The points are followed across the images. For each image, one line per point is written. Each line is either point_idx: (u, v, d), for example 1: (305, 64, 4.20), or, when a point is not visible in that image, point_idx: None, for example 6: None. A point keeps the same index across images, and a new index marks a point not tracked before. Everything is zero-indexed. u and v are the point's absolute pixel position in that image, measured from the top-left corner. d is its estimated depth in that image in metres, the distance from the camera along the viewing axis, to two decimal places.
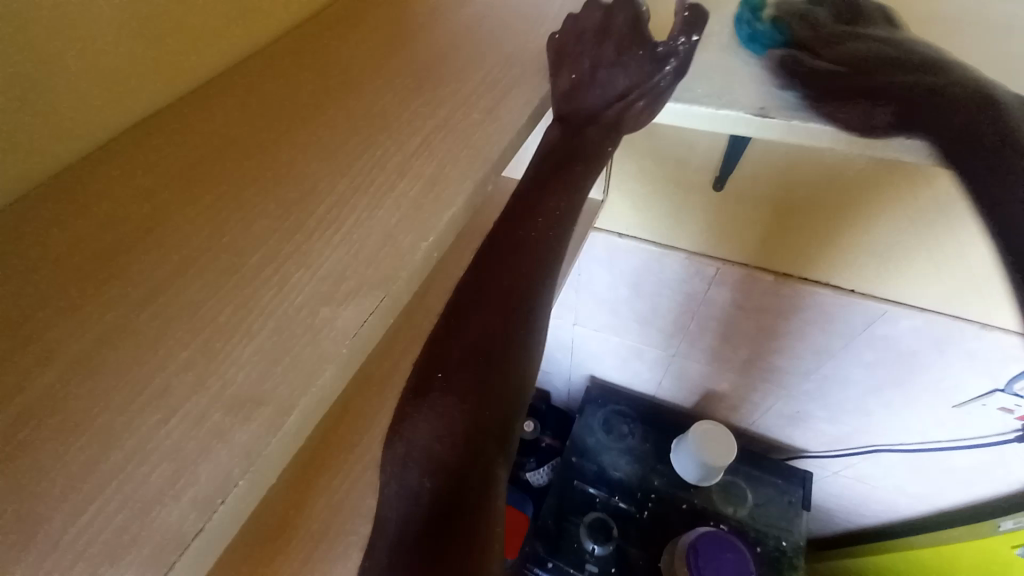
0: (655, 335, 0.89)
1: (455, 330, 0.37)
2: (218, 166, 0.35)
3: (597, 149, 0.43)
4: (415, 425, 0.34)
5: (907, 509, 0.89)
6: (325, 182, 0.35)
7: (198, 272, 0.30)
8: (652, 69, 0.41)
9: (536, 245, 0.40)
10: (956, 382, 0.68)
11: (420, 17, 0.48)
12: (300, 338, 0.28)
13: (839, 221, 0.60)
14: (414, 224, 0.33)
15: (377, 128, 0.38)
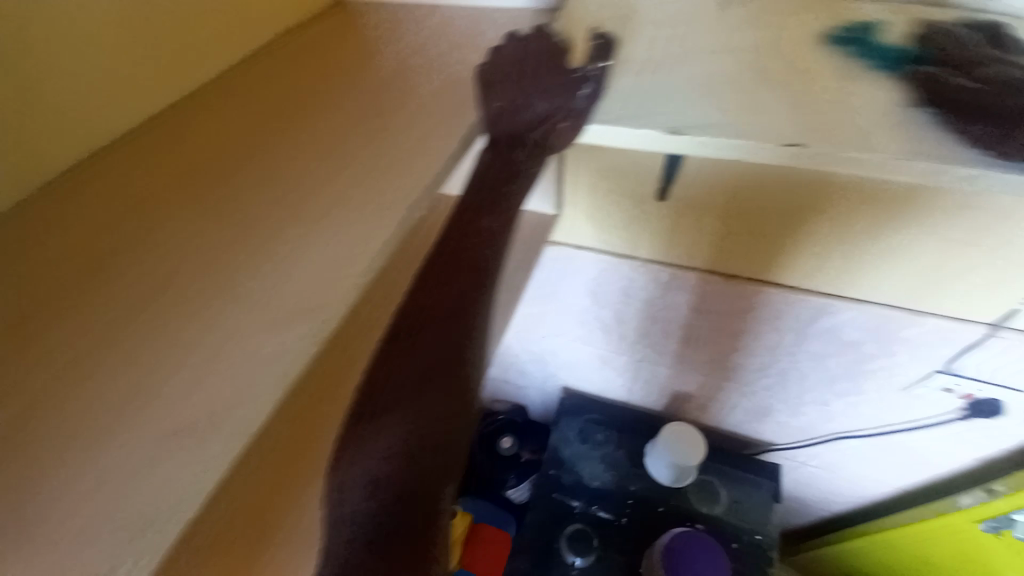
0: (621, 343, 0.87)
1: (392, 352, 0.37)
2: (220, 173, 0.43)
3: (523, 168, 0.43)
4: (358, 453, 0.34)
5: (871, 491, 1.00)
6: (335, 184, 0.40)
7: (200, 267, 0.37)
8: (571, 89, 0.40)
9: (484, 256, 0.42)
10: (893, 370, 0.69)
11: (382, 41, 0.53)
12: (241, 359, 0.32)
13: (784, 222, 0.57)
14: (345, 250, 0.36)
15: (380, 163, 0.40)
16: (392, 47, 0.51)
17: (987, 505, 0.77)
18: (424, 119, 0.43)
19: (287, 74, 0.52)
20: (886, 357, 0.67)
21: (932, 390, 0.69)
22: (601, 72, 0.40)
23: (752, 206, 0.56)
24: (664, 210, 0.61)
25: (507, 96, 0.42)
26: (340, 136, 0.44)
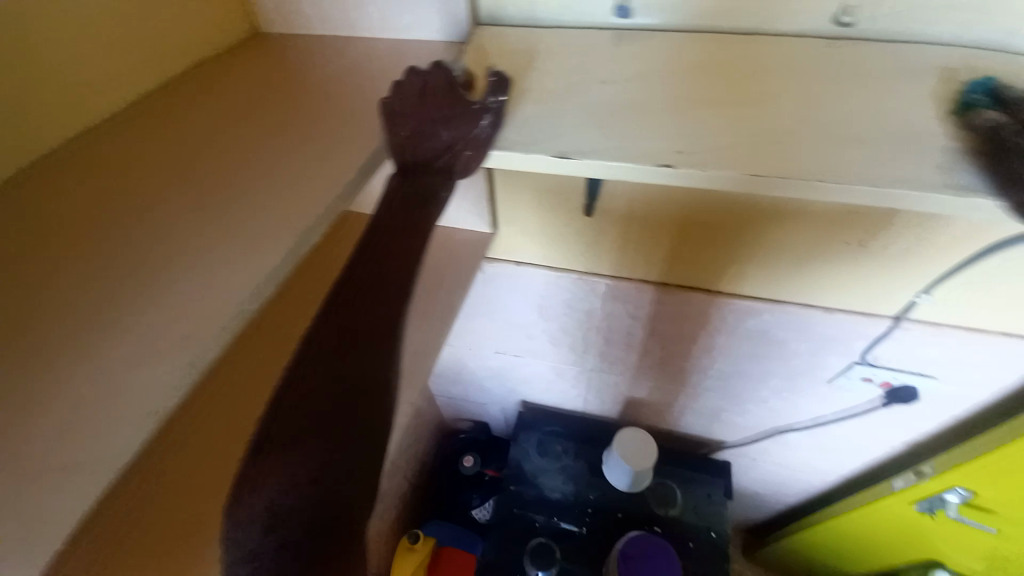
0: (569, 354, 0.89)
1: (299, 381, 0.36)
2: (124, 198, 0.41)
3: (434, 191, 0.44)
4: (259, 490, 0.33)
5: (818, 480, 1.04)
6: (241, 200, 0.39)
7: (99, 300, 0.35)
8: (472, 120, 0.42)
9: (394, 273, 0.42)
10: (821, 365, 0.73)
11: (308, 64, 0.53)
12: (133, 387, 0.31)
13: (705, 235, 0.60)
14: (244, 270, 0.35)
15: (284, 182, 0.40)
16: (314, 76, 0.51)
17: (919, 487, 0.81)
18: (337, 146, 0.42)
19: (196, 98, 0.50)
20: (809, 353, 0.72)
21: (854, 380, 0.74)
22: (498, 104, 0.41)
23: (674, 218, 0.59)
24: (596, 225, 0.64)
25: (410, 126, 0.43)
26: (237, 167, 0.42)
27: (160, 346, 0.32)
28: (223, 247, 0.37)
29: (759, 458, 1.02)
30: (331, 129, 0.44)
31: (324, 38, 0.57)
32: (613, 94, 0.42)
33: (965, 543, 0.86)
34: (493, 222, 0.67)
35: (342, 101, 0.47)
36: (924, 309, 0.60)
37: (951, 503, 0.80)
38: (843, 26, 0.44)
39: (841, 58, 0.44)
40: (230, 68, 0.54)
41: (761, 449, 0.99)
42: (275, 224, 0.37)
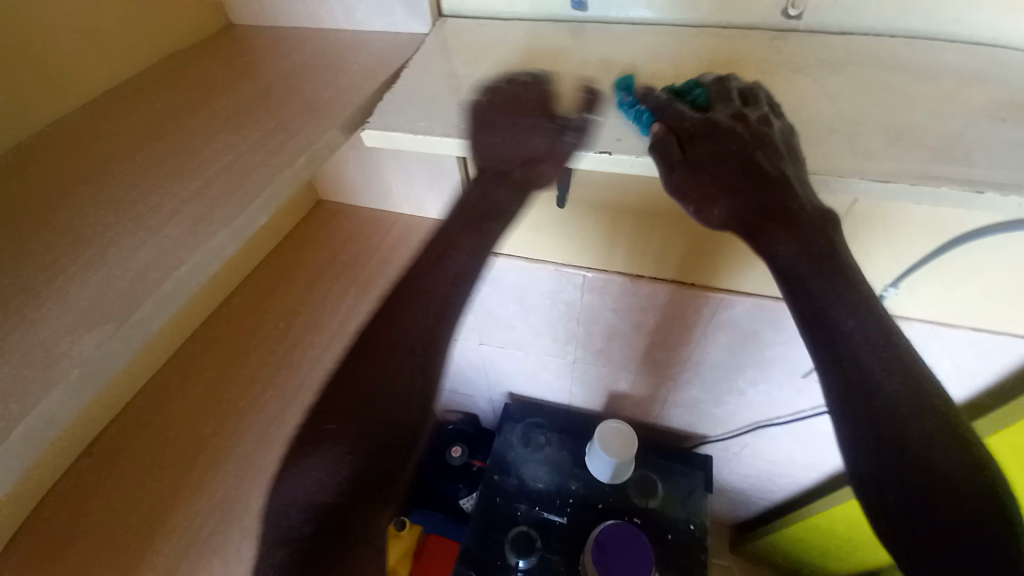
0: (551, 346, 0.89)
1: (336, 389, 0.51)
2: (84, 172, 0.42)
3: (505, 203, 0.51)
4: (309, 457, 0.49)
5: (802, 477, 1.03)
6: (200, 180, 0.41)
7: (48, 265, 0.36)
8: (555, 137, 0.41)
9: (435, 298, 0.51)
10: (797, 359, 0.74)
11: (281, 54, 0.55)
12: (71, 347, 0.32)
13: (678, 228, 0.61)
14: (194, 245, 0.37)
15: (244, 165, 0.42)
16: (282, 68, 0.52)
17: None
18: (301, 135, 0.44)
19: (169, 82, 0.52)
20: (783, 346, 0.72)
21: None
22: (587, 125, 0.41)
23: (646, 211, 0.59)
24: (571, 218, 0.64)
25: (503, 131, 0.43)
26: (196, 153, 0.43)
27: (103, 311, 0.33)
28: (184, 229, 0.38)
29: (742, 453, 1.02)
30: (295, 119, 0.46)
31: (298, 32, 0.59)
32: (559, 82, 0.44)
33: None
34: None
35: (307, 93, 0.49)
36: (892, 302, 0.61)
37: None
38: (790, 18, 0.48)
39: (780, 55, 0.47)
40: (203, 59, 0.56)
41: (744, 444, 0.99)
42: (238, 210, 0.38)
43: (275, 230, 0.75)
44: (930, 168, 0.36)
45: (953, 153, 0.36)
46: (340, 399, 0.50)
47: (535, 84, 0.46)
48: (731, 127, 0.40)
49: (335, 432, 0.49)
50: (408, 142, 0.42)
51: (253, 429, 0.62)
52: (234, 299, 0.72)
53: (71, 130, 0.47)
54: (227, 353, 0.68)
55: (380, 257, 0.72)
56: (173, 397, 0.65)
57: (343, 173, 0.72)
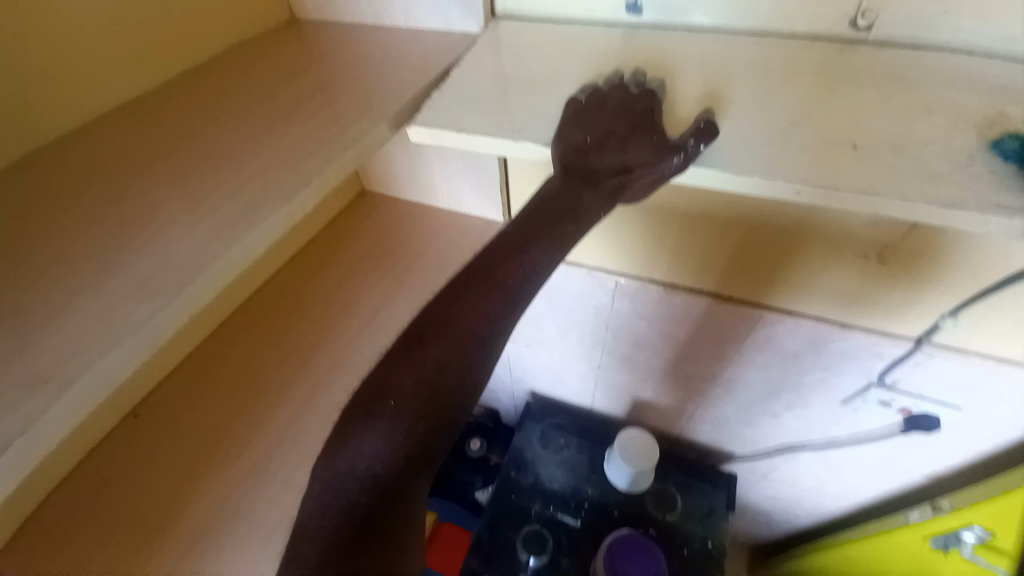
0: (578, 349, 0.89)
1: (407, 360, 0.37)
2: (150, 154, 0.45)
3: (592, 206, 0.42)
4: (362, 439, 0.36)
5: (831, 507, 0.99)
6: (252, 166, 0.43)
7: (112, 239, 0.38)
8: (659, 155, 0.40)
9: (513, 275, 0.41)
10: (836, 384, 0.70)
11: (336, 47, 0.57)
12: (124, 314, 0.34)
13: (719, 237, 0.59)
14: (238, 227, 0.39)
15: (293, 153, 0.44)
16: (337, 62, 0.54)
17: (934, 521, 0.76)
18: (351, 126, 0.45)
19: (230, 71, 0.54)
20: (823, 370, 0.69)
21: (870, 403, 0.71)
22: (700, 151, 0.39)
23: (687, 218, 0.58)
24: (607, 222, 0.63)
25: (592, 134, 0.42)
26: (251, 140, 0.45)
27: (155, 284, 0.36)
28: (238, 211, 0.40)
29: (769, 475, 0.99)
30: (346, 112, 0.47)
31: (355, 26, 0.60)
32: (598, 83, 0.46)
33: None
34: (506, 211, 0.68)
35: (358, 86, 0.50)
36: (948, 333, 0.57)
37: (967, 543, 0.74)
38: (858, 29, 0.46)
39: (844, 67, 0.45)
40: (262, 49, 0.58)
41: (771, 466, 0.96)
42: (287, 196, 0.40)
43: (319, 215, 0.78)
44: None
45: (989, 180, 0.35)
46: (406, 376, 0.37)
47: (646, 91, 0.44)
48: (798, 146, 0.39)
49: (397, 410, 0.36)
50: (452, 139, 0.44)
51: (281, 407, 0.65)
52: (275, 281, 0.76)
53: (139, 111, 0.50)
54: (265, 332, 0.71)
55: (417, 248, 0.73)
56: (207, 374, 0.68)
57: (386, 164, 0.73)
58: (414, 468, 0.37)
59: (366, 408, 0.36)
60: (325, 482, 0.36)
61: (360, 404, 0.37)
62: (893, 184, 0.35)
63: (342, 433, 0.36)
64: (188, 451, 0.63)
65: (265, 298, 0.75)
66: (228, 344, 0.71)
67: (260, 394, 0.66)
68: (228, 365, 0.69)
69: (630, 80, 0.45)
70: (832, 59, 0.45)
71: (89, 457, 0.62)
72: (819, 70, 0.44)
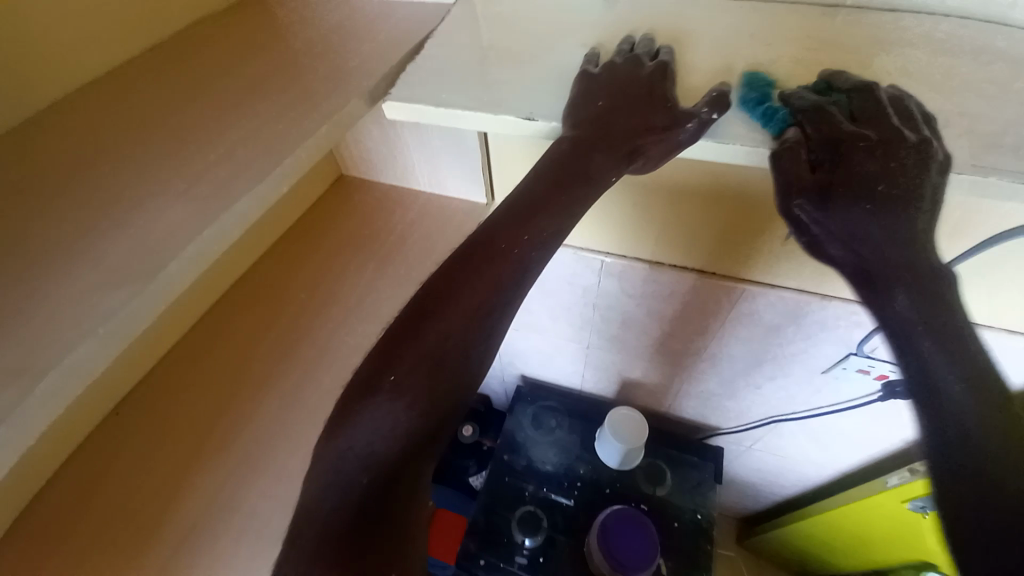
0: (566, 330, 0.89)
1: (408, 336, 0.36)
2: (119, 136, 0.43)
3: (605, 170, 0.40)
4: (366, 416, 0.35)
5: (814, 475, 1.02)
6: (226, 146, 0.41)
7: (81, 224, 0.37)
8: (674, 122, 0.39)
9: (521, 246, 0.39)
10: (818, 354, 0.72)
11: (307, 22, 0.55)
12: (93, 302, 0.33)
13: (702, 213, 0.59)
14: (211, 210, 0.37)
15: (268, 132, 0.42)
16: (308, 37, 0.52)
17: (913, 483, 0.79)
18: (326, 103, 0.44)
19: (197, 49, 0.52)
20: (805, 341, 0.70)
21: (850, 372, 0.72)
22: (715, 122, 0.39)
23: (671, 194, 0.58)
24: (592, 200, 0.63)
25: (607, 101, 0.41)
26: (223, 119, 0.44)
27: (127, 270, 0.34)
28: (211, 192, 0.38)
29: (754, 447, 1.01)
30: (320, 88, 0.46)
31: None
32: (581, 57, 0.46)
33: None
34: (490, 192, 0.67)
35: (332, 62, 0.49)
36: None
37: None
38: None
39: (819, 37, 0.45)
40: (230, 26, 0.56)
41: (756, 438, 0.98)
42: (261, 176, 0.39)
43: (299, 201, 0.76)
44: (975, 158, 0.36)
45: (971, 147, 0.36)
46: (409, 351, 0.36)
47: (660, 61, 0.43)
48: (794, 109, 0.39)
49: (400, 386, 0.35)
50: (432, 116, 0.43)
51: (269, 397, 0.64)
52: (256, 271, 0.74)
53: (102, 94, 0.47)
54: (249, 322, 0.70)
55: (400, 233, 0.72)
56: (192, 367, 0.67)
57: (364, 146, 0.71)
58: (423, 442, 0.36)
59: (368, 385, 0.35)
60: (329, 464, 0.34)
61: (362, 383, 0.36)
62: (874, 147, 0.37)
63: (346, 411, 0.35)
64: (177, 445, 0.61)
65: (247, 288, 0.73)
66: (212, 336, 0.69)
67: (247, 385, 0.65)
68: (215, 357, 0.67)
69: (642, 50, 0.45)
70: (808, 29, 0.46)
71: (75, 455, 0.61)
72: (796, 43, 0.45)
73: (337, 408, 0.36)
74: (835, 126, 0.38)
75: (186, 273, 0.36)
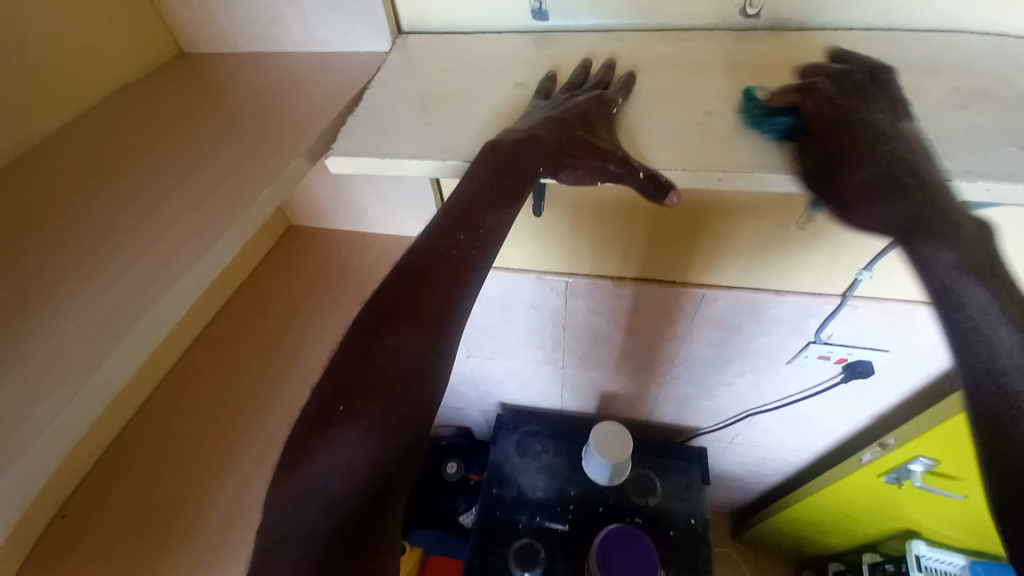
0: (539, 353, 0.89)
1: (359, 357, 0.34)
2: (49, 216, 0.40)
3: (529, 179, 0.40)
4: (322, 455, 0.32)
5: (795, 460, 1.05)
6: (166, 218, 0.40)
7: (13, 319, 0.34)
8: (599, 156, 0.39)
9: (458, 257, 0.38)
10: (780, 346, 0.75)
11: (240, 76, 0.54)
12: (29, 404, 0.31)
13: (655, 227, 0.60)
14: (151, 290, 0.36)
15: (211, 198, 0.41)
16: (243, 94, 0.51)
17: (885, 458, 0.82)
18: (267, 161, 0.43)
19: (127, 112, 0.50)
20: (766, 335, 0.73)
21: (812, 358, 0.75)
22: (634, 179, 0.38)
23: (625, 211, 0.59)
24: (549, 225, 0.63)
25: (536, 126, 0.42)
26: (161, 189, 0.42)
27: (65, 364, 0.32)
28: (148, 274, 0.37)
29: (735, 441, 1.03)
30: (259, 147, 0.45)
31: (258, 54, 0.57)
32: (523, 97, 0.47)
33: (944, 517, 0.86)
34: None
35: (270, 118, 0.48)
36: (866, 285, 0.62)
37: (916, 473, 0.80)
38: (749, 17, 0.50)
39: (734, 58, 0.48)
40: (161, 86, 0.54)
41: (736, 433, 1.00)
42: (202, 251, 0.38)
43: (248, 254, 0.73)
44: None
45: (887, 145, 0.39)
46: (359, 374, 0.34)
47: (604, 94, 0.45)
48: (710, 131, 0.42)
49: (351, 414, 0.33)
50: (378, 165, 0.43)
51: (238, 465, 0.60)
52: (209, 332, 0.70)
53: (27, 169, 0.44)
54: (207, 388, 0.65)
55: (359, 277, 0.70)
56: (149, 445, 0.62)
57: (311, 194, 0.70)
58: (388, 477, 0.32)
59: (320, 416, 0.33)
60: (287, 513, 0.31)
61: (314, 415, 0.33)
62: (783, 158, 0.39)
63: (298, 451, 0.32)
64: (141, 531, 0.56)
65: (200, 353, 0.69)
66: (170, 407, 0.65)
67: (212, 457, 0.60)
68: (173, 428, 0.63)
69: (595, 79, 0.47)
70: (723, 52, 0.49)
71: (25, 560, 0.55)
72: (716, 65, 0.48)
73: (291, 445, 0.32)
74: (828, 115, 0.41)
75: (127, 363, 0.34)
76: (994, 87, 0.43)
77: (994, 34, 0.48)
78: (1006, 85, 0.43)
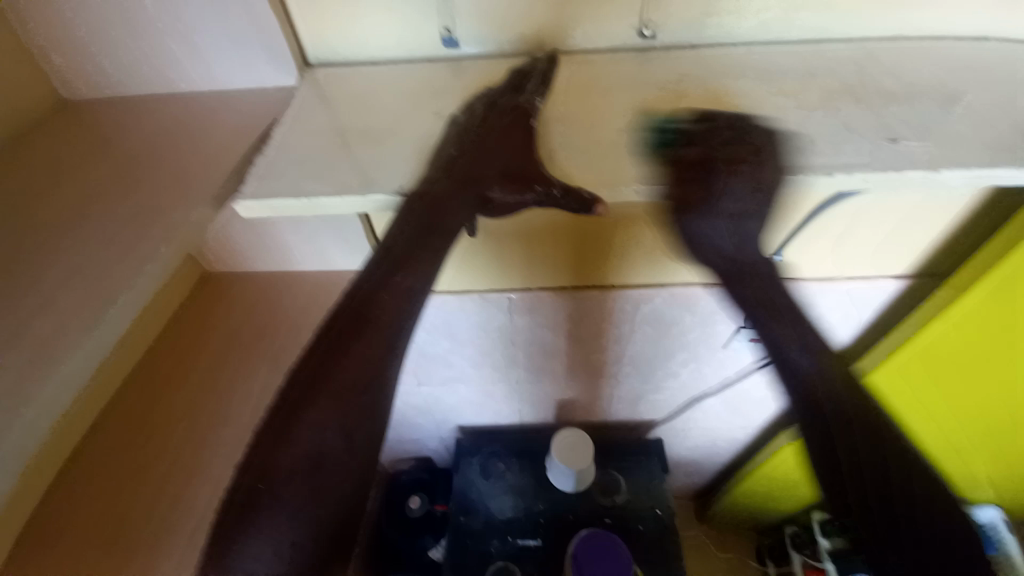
0: (491, 372, 0.87)
1: (281, 438, 0.34)
2: None
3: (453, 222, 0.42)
4: (259, 541, 0.32)
5: (743, 437, 1.11)
6: (52, 281, 0.36)
7: None
8: (519, 189, 0.43)
9: (389, 305, 0.39)
10: (714, 334, 0.79)
11: (131, 120, 0.50)
12: None
13: (590, 239, 0.62)
14: (38, 369, 0.32)
15: (103, 253, 0.37)
16: (132, 141, 0.47)
17: None
18: (170, 208, 0.40)
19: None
20: (700, 326, 0.77)
21: (743, 342, 0.81)
22: (556, 200, 0.41)
23: (558, 226, 0.60)
24: (485, 244, 0.64)
25: (455, 163, 0.43)
26: (36, 253, 0.37)
27: None
28: (34, 351, 0.33)
29: (687, 428, 1.08)
30: (161, 193, 0.42)
31: (150, 96, 0.53)
32: (444, 125, 0.47)
33: None
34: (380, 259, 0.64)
35: (167, 166, 0.44)
36: (783, 269, 0.67)
37: None
38: (647, 38, 0.54)
39: (639, 76, 0.52)
40: (39, 134, 0.48)
41: (687, 421, 1.05)
42: (87, 327, 0.33)
43: (157, 310, 0.67)
44: (889, 133, 0.45)
45: (783, 151, 0.43)
46: (285, 454, 0.34)
47: (519, 102, 0.47)
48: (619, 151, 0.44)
49: (281, 493, 0.33)
50: (295, 207, 0.41)
51: (170, 543, 0.54)
52: (119, 400, 0.63)
53: None
54: (127, 457, 0.59)
55: (290, 321, 0.66)
56: (65, 530, 0.54)
57: (227, 239, 0.65)
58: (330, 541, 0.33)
59: (253, 503, 0.33)
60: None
61: (243, 504, 0.33)
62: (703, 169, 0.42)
63: (233, 544, 0.33)
64: None
65: (111, 424, 0.61)
66: (82, 485, 0.57)
67: (139, 536, 0.54)
68: (87, 511, 0.56)
69: (505, 91, 0.49)
70: (627, 72, 0.52)
71: None
72: (623, 85, 0.51)
73: (226, 536, 0.33)
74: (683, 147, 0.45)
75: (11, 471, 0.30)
76: (859, 87, 0.49)
77: (855, 42, 0.55)
78: (869, 86, 0.49)
